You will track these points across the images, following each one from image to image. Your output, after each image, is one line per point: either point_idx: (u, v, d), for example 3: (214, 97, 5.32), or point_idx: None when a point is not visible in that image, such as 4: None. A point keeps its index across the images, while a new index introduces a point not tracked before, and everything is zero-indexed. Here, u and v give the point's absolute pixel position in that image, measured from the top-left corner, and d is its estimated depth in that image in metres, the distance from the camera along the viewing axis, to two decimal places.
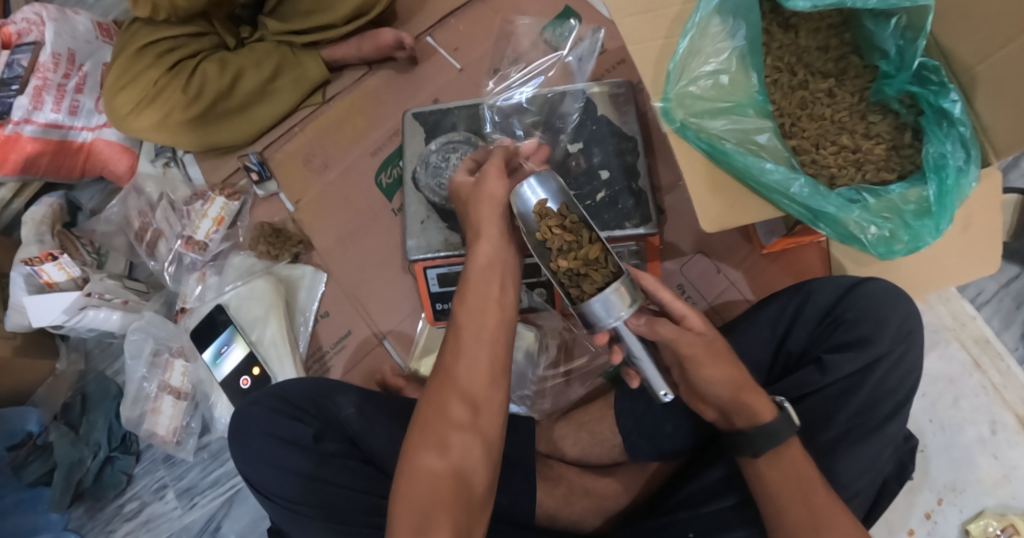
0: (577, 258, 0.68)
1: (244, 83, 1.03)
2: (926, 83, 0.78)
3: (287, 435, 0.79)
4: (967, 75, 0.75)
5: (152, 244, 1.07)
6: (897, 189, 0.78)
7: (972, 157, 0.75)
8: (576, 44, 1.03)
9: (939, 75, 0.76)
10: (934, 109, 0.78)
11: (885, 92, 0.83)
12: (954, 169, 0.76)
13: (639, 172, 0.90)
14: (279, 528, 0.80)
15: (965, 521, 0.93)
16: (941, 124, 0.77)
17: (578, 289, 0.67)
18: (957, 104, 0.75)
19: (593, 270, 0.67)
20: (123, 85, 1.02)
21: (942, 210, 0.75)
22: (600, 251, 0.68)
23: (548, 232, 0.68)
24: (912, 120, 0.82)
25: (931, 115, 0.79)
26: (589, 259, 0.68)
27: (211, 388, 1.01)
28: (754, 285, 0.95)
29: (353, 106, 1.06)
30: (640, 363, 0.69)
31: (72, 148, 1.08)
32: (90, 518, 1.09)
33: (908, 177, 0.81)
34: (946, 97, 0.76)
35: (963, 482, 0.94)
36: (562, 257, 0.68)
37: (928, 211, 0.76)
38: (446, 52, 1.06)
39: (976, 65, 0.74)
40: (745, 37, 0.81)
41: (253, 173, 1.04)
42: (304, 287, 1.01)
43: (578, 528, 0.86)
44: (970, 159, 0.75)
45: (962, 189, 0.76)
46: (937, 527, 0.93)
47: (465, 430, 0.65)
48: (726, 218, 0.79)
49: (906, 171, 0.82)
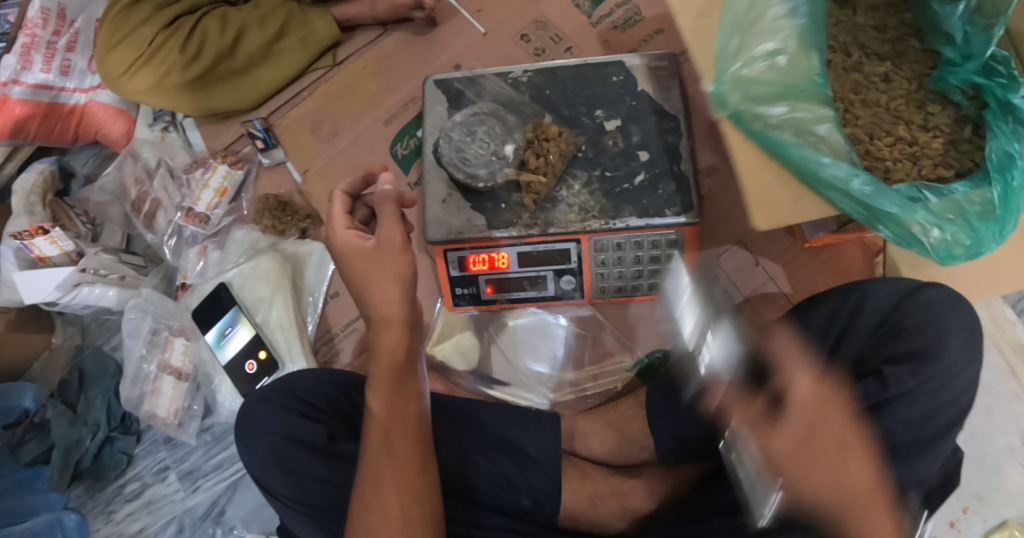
0: (540, 160, 0.82)
1: (247, 42, 0.97)
2: (993, 74, 0.73)
3: (299, 433, 0.75)
4: None
5: (150, 215, 1.01)
6: (960, 189, 0.71)
7: None
8: (611, 10, 0.94)
9: (1008, 66, 0.72)
10: (1001, 104, 0.72)
11: (947, 81, 0.77)
12: (1021, 171, 0.69)
13: (681, 154, 0.82)
14: (290, 526, 0.75)
15: (988, 530, 0.87)
16: (1005, 119, 0.72)
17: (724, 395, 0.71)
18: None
19: (550, 151, 0.82)
20: (116, 44, 0.95)
21: (1007, 214, 0.69)
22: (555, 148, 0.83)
23: (528, 156, 0.83)
24: (973, 113, 0.76)
25: (995, 110, 0.73)
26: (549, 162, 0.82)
27: (214, 370, 0.94)
28: (795, 280, 0.88)
29: (365, 70, 0.98)
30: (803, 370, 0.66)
31: (64, 110, 1.01)
32: (90, 498, 1.05)
33: (967, 176, 0.75)
34: (1015, 92, 0.71)
35: (990, 490, 0.88)
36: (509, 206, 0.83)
37: (993, 214, 0.70)
38: (468, 14, 0.97)
39: None
40: (805, 15, 0.74)
41: (257, 140, 0.97)
42: (312, 264, 0.95)
43: (604, 530, 0.82)
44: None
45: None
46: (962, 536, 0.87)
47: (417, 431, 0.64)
48: (781, 214, 0.72)
49: (964, 169, 0.75)
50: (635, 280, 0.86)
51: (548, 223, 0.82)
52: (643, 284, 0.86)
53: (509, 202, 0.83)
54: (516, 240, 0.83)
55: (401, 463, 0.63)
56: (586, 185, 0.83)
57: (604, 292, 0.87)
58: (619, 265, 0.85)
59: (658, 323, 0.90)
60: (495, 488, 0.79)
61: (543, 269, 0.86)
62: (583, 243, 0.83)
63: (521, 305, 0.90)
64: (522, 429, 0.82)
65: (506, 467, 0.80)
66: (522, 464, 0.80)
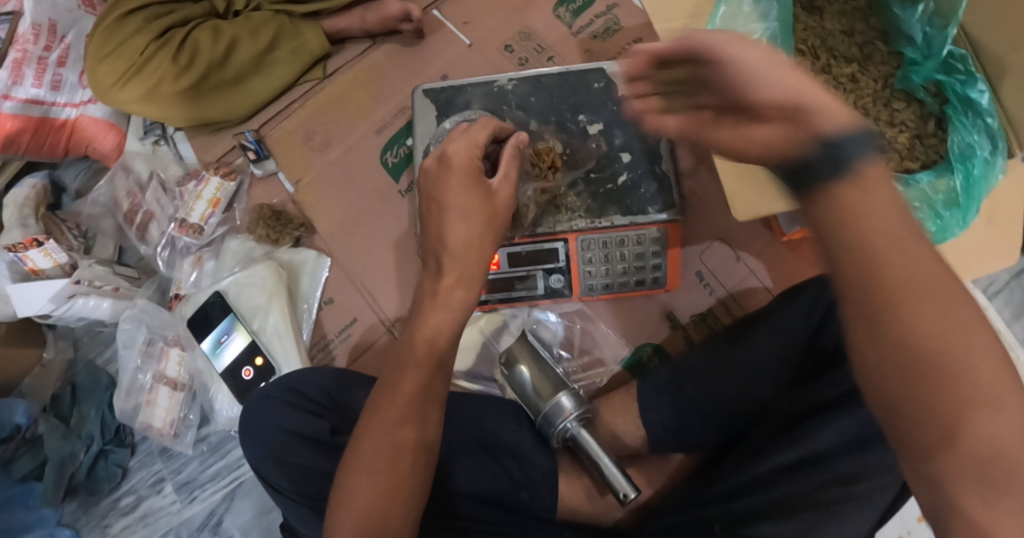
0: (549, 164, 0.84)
1: (238, 54, 0.99)
2: (953, 71, 0.78)
3: (303, 432, 0.77)
4: (996, 66, 0.76)
5: (143, 226, 1.03)
6: (926, 178, 0.78)
7: (999, 149, 0.75)
8: (591, 21, 0.98)
9: (966, 63, 0.76)
10: (960, 99, 0.78)
11: (911, 80, 0.82)
12: (981, 160, 0.75)
13: (662, 156, 0.86)
14: (292, 525, 0.77)
15: None
16: (966, 114, 0.77)
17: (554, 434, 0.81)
18: (984, 94, 0.75)
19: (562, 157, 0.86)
20: (107, 55, 0.98)
21: (970, 201, 0.75)
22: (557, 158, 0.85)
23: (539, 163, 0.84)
24: (936, 109, 0.81)
25: (956, 105, 0.78)
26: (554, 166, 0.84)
27: (211, 379, 0.95)
28: (775, 274, 0.91)
29: (356, 81, 1.01)
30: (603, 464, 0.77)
31: (55, 124, 1.03)
32: (84, 513, 1.05)
33: (931, 167, 0.80)
34: (973, 87, 0.76)
35: None
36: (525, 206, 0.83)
37: (956, 202, 0.76)
38: (454, 26, 1.01)
39: (1006, 55, 0.75)
40: (776, 19, 0.80)
41: (249, 152, 0.98)
42: (307, 272, 0.96)
43: (600, 520, 0.86)
44: (997, 151, 0.75)
45: (989, 179, 0.76)
46: None
47: (425, 419, 0.68)
48: (756, 207, 0.75)
49: (929, 161, 0.81)
50: (621, 277, 0.89)
51: (537, 224, 0.85)
52: (629, 282, 0.89)
53: None
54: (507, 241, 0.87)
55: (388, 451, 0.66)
56: (573, 186, 0.86)
57: (592, 289, 0.90)
58: (606, 263, 0.88)
59: (644, 317, 0.93)
60: (491, 483, 0.81)
61: (533, 267, 0.89)
62: (570, 242, 0.87)
63: (514, 304, 0.93)
64: (518, 426, 0.85)
65: (505, 463, 0.82)
66: (519, 459, 0.83)
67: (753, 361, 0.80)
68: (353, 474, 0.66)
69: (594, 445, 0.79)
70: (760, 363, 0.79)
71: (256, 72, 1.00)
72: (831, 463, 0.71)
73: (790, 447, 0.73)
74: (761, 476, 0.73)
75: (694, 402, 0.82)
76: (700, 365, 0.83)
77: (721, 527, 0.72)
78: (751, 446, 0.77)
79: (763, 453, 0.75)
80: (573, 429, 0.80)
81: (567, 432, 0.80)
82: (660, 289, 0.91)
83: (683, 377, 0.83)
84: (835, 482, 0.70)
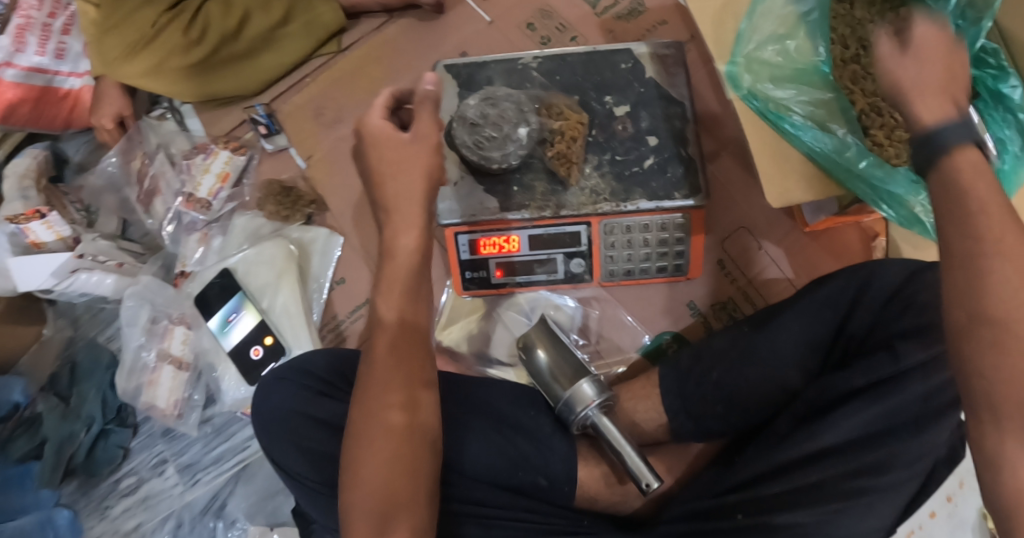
0: (564, 136, 0.83)
1: (251, 27, 0.96)
2: (983, 65, 0.76)
3: (318, 412, 0.75)
4: None
5: (149, 198, 1.00)
6: None
7: None
8: (615, 1, 0.96)
9: (999, 58, 0.75)
10: (990, 94, 0.76)
11: None
12: (1012, 155, 0.75)
13: (688, 139, 0.84)
14: (304, 508, 0.75)
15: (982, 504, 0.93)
16: (997, 108, 0.75)
17: (573, 421, 0.79)
18: (1016, 90, 0.74)
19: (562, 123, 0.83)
20: (116, 26, 0.95)
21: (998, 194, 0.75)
22: (574, 124, 0.83)
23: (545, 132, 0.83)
24: None
25: (987, 99, 0.76)
26: (568, 134, 0.83)
27: (216, 359, 0.92)
28: (796, 263, 0.90)
29: (371, 56, 0.98)
30: (625, 453, 0.75)
31: (57, 95, 1.00)
32: (83, 495, 1.02)
33: None
34: (1005, 82, 0.75)
35: None
36: (535, 182, 0.83)
37: None
38: (473, 2, 0.98)
39: None
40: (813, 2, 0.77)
41: (261, 126, 0.97)
42: (317, 251, 0.93)
43: (618, 509, 0.84)
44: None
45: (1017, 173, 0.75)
46: (957, 509, 0.94)
47: None
48: (788, 191, 0.75)
49: None
50: (644, 263, 0.87)
51: (561, 205, 0.82)
52: (651, 268, 0.88)
53: (520, 184, 0.83)
54: (528, 222, 0.84)
55: (399, 438, 0.63)
56: (597, 168, 0.83)
57: (613, 274, 0.88)
58: (629, 248, 0.86)
59: (665, 302, 0.91)
60: (509, 469, 0.79)
61: (553, 251, 0.87)
62: (593, 226, 0.84)
63: (531, 288, 0.91)
64: (536, 412, 0.83)
65: (521, 448, 0.80)
66: (536, 443, 0.81)
67: (778, 349, 0.79)
68: (365, 458, 0.62)
69: (614, 432, 0.77)
70: (785, 350, 0.79)
71: (268, 45, 0.97)
72: (860, 452, 0.70)
73: (815, 435, 0.71)
74: (786, 463, 0.72)
75: (718, 388, 0.80)
76: (727, 352, 0.81)
77: (744, 516, 0.71)
78: (774, 433, 0.75)
79: (788, 440, 0.73)
80: (593, 416, 0.78)
81: (587, 420, 0.78)
82: (682, 277, 0.89)
83: (708, 364, 0.81)
84: (861, 473, 0.69)
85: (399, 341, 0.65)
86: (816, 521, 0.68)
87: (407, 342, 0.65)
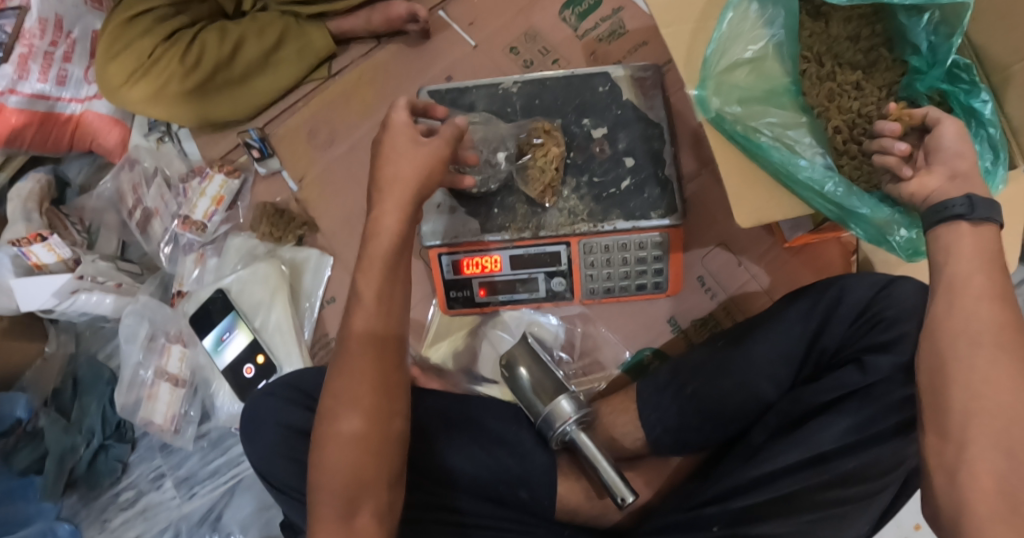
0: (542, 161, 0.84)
1: (245, 53, 1.00)
2: (956, 81, 0.75)
3: (305, 428, 0.78)
4: (1001, 74, 0.73)
5: (144, 222, 1.04)
6: None
7: (999, 159, 0.73)
8: (596, 24, 0.98)
9: (971, 73, 0.74)
10: (963, 109, 0.75)
11: (915, 88, 0.78)
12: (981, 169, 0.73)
13: (665, 160, 0.86)
14: (293, 520, 0.78)
15: None
16: (969, 123, 0.75)
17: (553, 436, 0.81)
18: (987, 105, 0.72)
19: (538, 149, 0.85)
20: (116, 55, 0.99)
21: None
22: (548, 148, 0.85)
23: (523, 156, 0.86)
24: None
25: (959, 114, 0.75)
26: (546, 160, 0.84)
27: (212, 375, 0.96)
28: (776, 278, 0.92)
29: (360, 79, 1.01)
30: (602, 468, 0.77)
31: (59, 119, 1.04)
32: (84, 506, 1.06)
33: None
34: (976, 97, 0.73)
35: None
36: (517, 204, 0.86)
37: None
38: (458, 27, 1.01)
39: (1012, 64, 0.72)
40: (783, 26, 0.79)
41: (254, 150, 0.98)
42: (310, 270, 0.96)
43: (598, 521, 0.87)
44: (997, 160, 0.73)
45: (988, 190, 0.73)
46: None
47: None
48: (759, 212, 0.75)
49: None
50: (622, 281, 0.90)
51: (540, 226, 0.85)
52: (630, 286, 0.90)
53: (501, 206, 0.86)
54: (508, 243, 0.86)
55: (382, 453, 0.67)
56: (575, 190, 0.86)
57: (593, 292, 0.90)
58: (608, 267, 0.88)
59: (645, 319, 0.94)
60: (493, 483, 0.82)
61: (534, 270, 0.89)
62: (572, 245, 0.87)
63: (515, 306, 0.93)
64: (518, 426, 0.85)
65: (504, 461, 0.82)
66: (520, 457, 0.83)
67: (753, 364, 0.80)
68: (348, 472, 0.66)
69: (592, 447, 0.78)
70: (761, 366, 0.79)
71: (260, 71, 1.01)
72: (832, 464, 0.71)
73: (790, 448, 0.73)
74: (760, 477, 0.74)
75: (695, 402, 0.82)
76: (707, 368, 0.83)
77: (720, 528, 0.73)
78: (750, 447, 0.77)
79: (762, 453, 0.75)
80: (572, 432, 0.80)
81: (566, 435, 0.80)
82: (661, 294, 0.92)
83: (684, 379, 0.84)
84: (833, 485, 0.71)
85: (387, 360, 0.69)
86: (790, 531, 0.71)
87: (391, 359, 0.70)
